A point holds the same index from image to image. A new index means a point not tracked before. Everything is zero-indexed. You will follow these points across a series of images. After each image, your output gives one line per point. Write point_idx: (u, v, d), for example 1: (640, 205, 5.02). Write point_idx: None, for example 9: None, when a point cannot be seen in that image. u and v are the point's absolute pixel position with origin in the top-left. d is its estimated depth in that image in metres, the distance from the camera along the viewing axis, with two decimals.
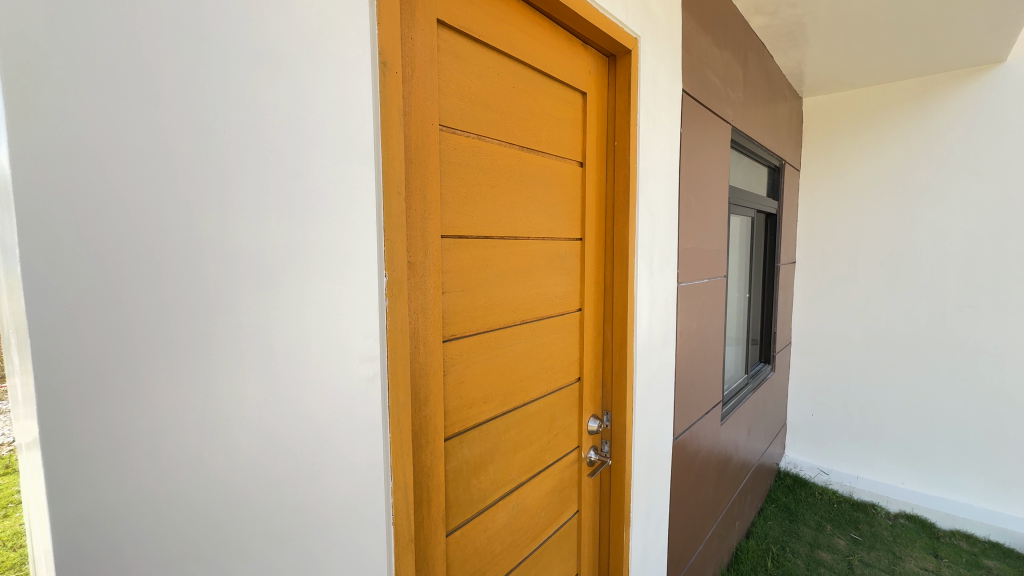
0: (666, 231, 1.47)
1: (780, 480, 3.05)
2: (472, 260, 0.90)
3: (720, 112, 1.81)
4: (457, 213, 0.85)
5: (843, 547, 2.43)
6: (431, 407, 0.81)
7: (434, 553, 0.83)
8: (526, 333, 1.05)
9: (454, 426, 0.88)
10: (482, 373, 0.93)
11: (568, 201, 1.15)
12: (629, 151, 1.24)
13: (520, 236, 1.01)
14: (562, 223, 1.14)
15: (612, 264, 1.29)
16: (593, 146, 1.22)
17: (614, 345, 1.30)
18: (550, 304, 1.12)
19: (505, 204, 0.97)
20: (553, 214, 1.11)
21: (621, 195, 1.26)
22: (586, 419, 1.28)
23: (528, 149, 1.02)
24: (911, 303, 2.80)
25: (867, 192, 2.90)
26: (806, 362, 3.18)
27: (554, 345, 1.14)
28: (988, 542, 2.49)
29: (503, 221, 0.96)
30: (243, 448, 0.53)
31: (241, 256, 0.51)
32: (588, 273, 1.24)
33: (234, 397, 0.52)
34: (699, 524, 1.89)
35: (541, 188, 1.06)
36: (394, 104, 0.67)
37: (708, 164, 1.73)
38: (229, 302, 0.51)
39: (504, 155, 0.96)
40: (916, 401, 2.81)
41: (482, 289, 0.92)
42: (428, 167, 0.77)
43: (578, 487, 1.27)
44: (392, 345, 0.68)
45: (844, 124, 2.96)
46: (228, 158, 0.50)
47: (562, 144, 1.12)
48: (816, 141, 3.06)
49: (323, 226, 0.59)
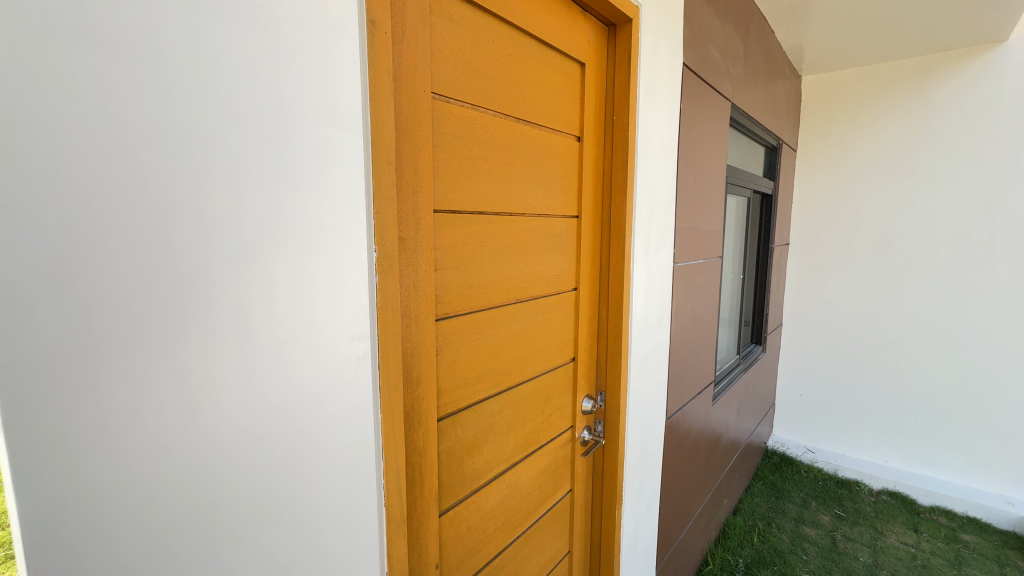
0: (664, 209, 1.44)
1: (767, 458, 3.10)
2: (466, 235, 0.87)
3: (721, 88, 1.77)
4: (450, 186, 0.82)
5: (827, 523, 2.49)
6: (424, 387, 0.78)
7: (426, 534, 0.82)
8: (520, 312, 1.02)
9: (447, 407, 0.86)
10: (476, 352, 0.91)
11: (564, 176, 1.12)
12: (628, 125, 1.20)
13: (514, 212, 0.98)
14: (558, 199, 1.10)
15: (609, 242, 1.26)
16: (591, 119, 1.18)
17: (610, 324, 1.29)
18: (545, 283, 1.09)
19: (498, 176, 0.92)
20: (550, 189, 1.07)
21: (618, 170, 1.22)
22: (579, 399, 1.26)
23: (524, 122, 0.98)
24: (900, 286, 2.82)
25: (863, 174, 2.89)
26: (795, 344, 3.21)
27: (548, 324, 1.12)
28: (965, 518, 2.57)
29: (497, 196, 0.93)
30: (225, 431, 0.50)
31: (222, 228, 0.48)
32: (584, 252, 1.21)
33: (217, 378, 0.49)
34: (688, 502, 1.92)
35: (537, 162, 1.02)
36: (383, 68, 0.63)
37: (707, 143, 1.70)
38: (212, 277, 0.48)
39: (500, 127, 0.92)
40: (902, 382, 2.86)
41: (476, 267, 0.89)
42: (419, 136, 0.73)
43: (571, 467, 1.27)
44: (383, 323, 0.66)
45: (841, 104, 2.92)
46: (208, 121, 0.46)
47: (559, 117, 1.08)
48: (814, 121, 3.02)
49: (307, 198, 0.55)
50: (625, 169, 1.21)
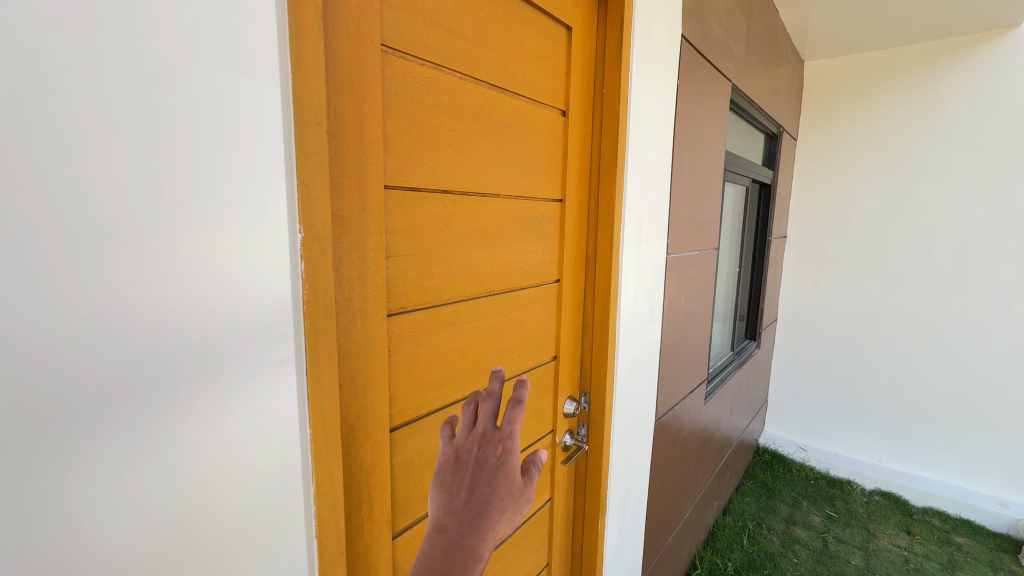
0: (657, 194, 1.32)
1: (758, 456, 3.03)
2: (427, 218, 0.75)
3: (722, 67, 1.65)
4: (407, 160, 0.70)
5: (818, 524, 2.42)
6: (371, 394, 0.67)
7: (375, 560, 0.71)
8: (493, 306, 0.91)
9: (403, 414, 0.75)
10: (439, 351, 0.80)
11: (546, 154, 1.00)
12: (618, 100, 1.08)
13: (487, 193, 0.86)
14: (539, 180, 0.99)
15: (596, 230, 1.14)
16: (578, 92, 1.06)
17: (595, 320, 1.18)
18: (523, 274, 0.98)
19: (467, 150, 0.80)
20: (530, 168, 0.95)
21: (607, 150, 1.10)
22: (561, 401, 1.16)
23: (499, 89, 0.86)
24: (900, 282, 2.74)
25: (865, 165, 2.78)
26: (790, 340, 3.12)
27: (526, 320, 1.00)
28: (959, 520, 2.51)
29: (466, 174, 0.81)
30: (83, 467, 0.37)
31: (68, 192, 0.35)
32: (568, 240, 1.10)
33: (67, 397, 0.36)
34: (677, 506, 1.83)
35: (515, 137, 0.90)
36: (311, 3, 0.50)
37: (706, 126, 1.58)
38: (55, 260, 0.35)
39: (470, 93, 0.79)
40: (898, 381, 2.78)
41: (439, 255, 0.78)
42: (364, 96, 0.61)
43: (551, 474, 1.17)
44: (313, 321, 0.54)
45: (845, 91, 2.81)
46: (36, 41, 0.33)
47: (541, 87, 0.96)
48: (816, 109, 2.90)
49: (202, 159, 0.42)
50: (615, 148, 1.09)
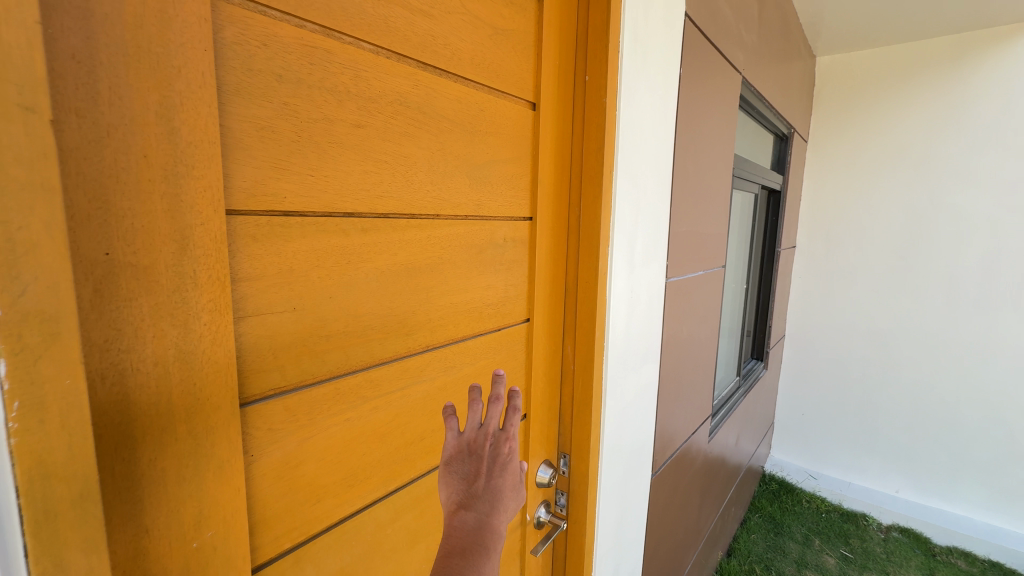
0: (656, 207, 1.08)
1: (765, 485, 2.80)
2: (319, 253, 0.51)
3: (732, 57, 1.41)
4: (279, 170, 0.47)
5: (833, 567, 2.19)
6: (216, 530, 0.44)
7: None
8: (433, 365, 0.68)
9: (282, 540, 0.51)
10: (345, 439, 0.57)
11: (510, 160, 0.77)
12: (606, 89, 0.85)
13: (422, 214, 0.63)
14: (499, 194, 0.75)
15: (579, 254, 0.91)
16: (553, 79, 0.83)
17: (577, 366, 0.94)
18: (477, 317, 0.75)
19: (385, 154, 0.57)
20: (485, 179, 0.72)
21: (590, 154, 0.87)
22: (533, 469, 0.92)
23: (439, 72, 0.63)
24: (922, 298, 2.50)
25: (884, 170, 2.54)
26: (798, 358, 2.89)
27: (481, 376, 0.77)
28: (987, 562, 2.29)
29: (387, 189, 0.58)
30: None
31: None
32: (541, 269, 0.87)
33: None
34: (677, 562, 1.59)
35: (462, 138, 0.67)
36: None
37: (712, 125, 1.34)
38: None
39: (389, 76, 0.56)
40: (919, 406, 2.55)
41: (343, 304, 0.55)
42: (183, 69, 0.38)
43: (520, 561, 0.93)
44: (48, 460, 0.31)
45: (860, 89, 2.58)
46: None
47: (500, 70, 0.72)
48: (829, 108, 2.67)
49: None
50: (601, 151, 0.86)
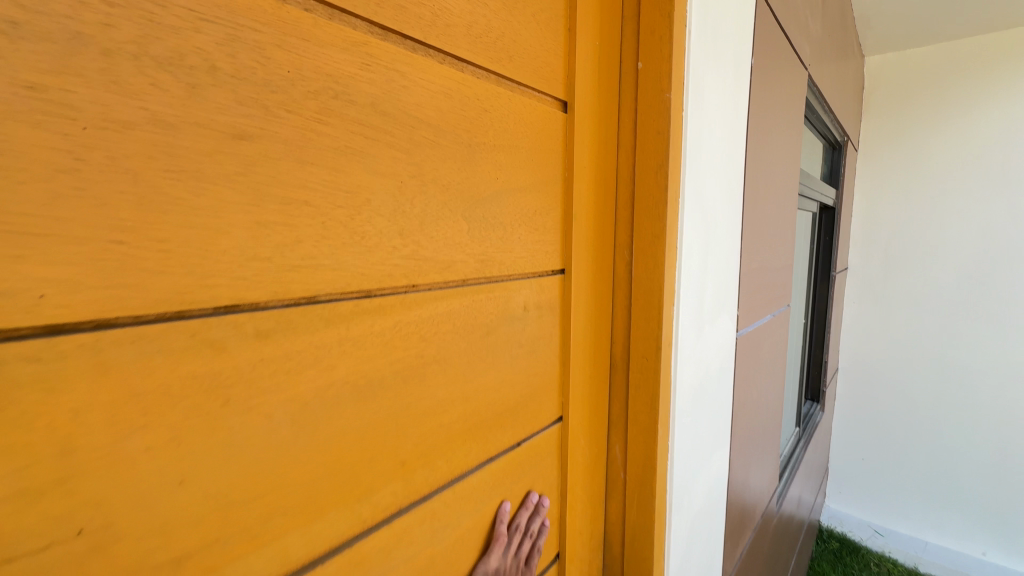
0: (727, 242, 0.79)
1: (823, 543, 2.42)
2: (154, 400, 0.25)
3: (799, 48, 1.13)
4: (21, 244, 0.21)
5: None
6: None
7: None
8: (409, 534, 0.41)
9: None
10: None
11: (529, 187, 0.50)
12: (667, 81, 0.57)
13: (385, 288, 0.36)
14: (515, 239, 0.49)
15: (630, 318, 0.63)
16: (588, 67, 0.56)
17: (630, 476, 0.66)
18: (484, 434, 0.48)
19: (303, 188, 0.30)
20: (492, 219, 0.46)
21: (645, 174, 0.60)
22: None
23: (410, 45, 0.37)
24: (1007, 327, 2.15)
25: (951, 180, 2.23)
26: (855, 395, 2.53)
27: (493, 521, 0.50)
28: None
29: (314, 253, 0.31)
30: None
31: None
32: (577, 342, 0.59)
33: None
34: None
35: (454, 156, 0.41)
36: None
37: (781, 132, 1.06)
38: None
39: (311, 44, 0.30)
40: (1008, 456, 2.17)
41: (222, 487, 0.28)
42: None
43: None
44: None
45: (921, 91, 2.27)
46: None
47: (512, 49, 0.46)
48: (881, 113, 2.38)
49: None
50: (662, 171, 0.58)
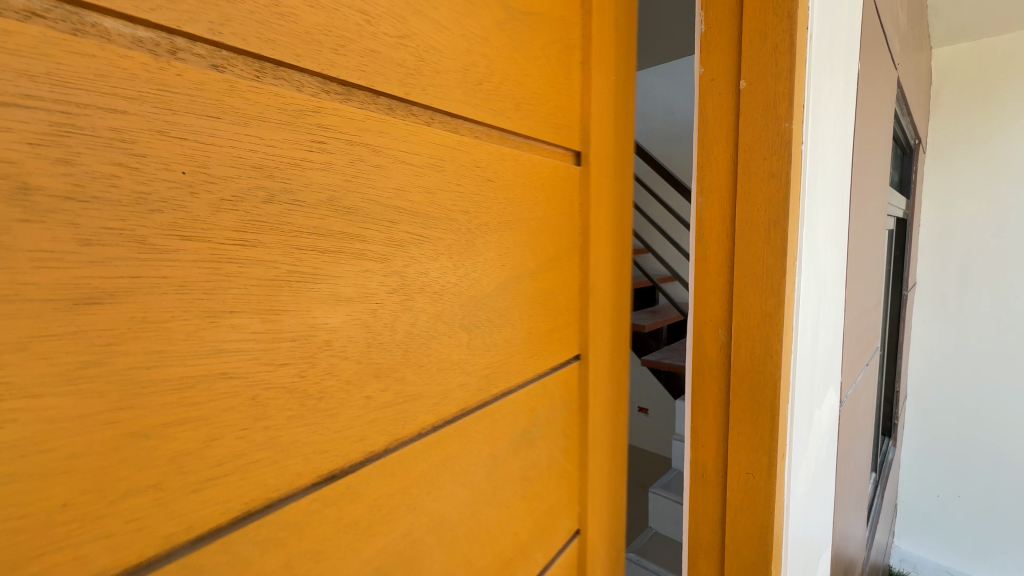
0: (835, 297, 0.70)
1: None
2: None
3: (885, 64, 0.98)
4: None
5: None
6: None
7: None
8: None
9: None
10: None
11: (540, 268, 0.39)
12: (786, 119, 0.47)
13: (359, 456, 0.25)
14: (524, 338, 0.38)
15: (731, 401, 0.54)
16: (603, 106, 0.45)
17: None
18: None
19: (221, 354, 0.19)
20: (497, 319, 0.35)
21: (750, 231, 0.51)
22: None
23: (381, 104, 0.25)
24: None
25: None
26: (938, 441, 2.11)
27: None
28: None
29: (249, 442, 0.20)
30: None
31: None
32: (596, 440, 0.49)
33: None
34: None
35: (446, 250, 0.30)
36: None
37: (873, 166, 0.94)
38: None
39: (224, 124, 0.19)
40: None
41: None
42: None
43: None
44: None
45: (1000, 74, 1.88)
46: None
47: (519, 94, 0.35)
48: (963, 107, 1.96)
49: None
50: (772, 230, 0.49)
